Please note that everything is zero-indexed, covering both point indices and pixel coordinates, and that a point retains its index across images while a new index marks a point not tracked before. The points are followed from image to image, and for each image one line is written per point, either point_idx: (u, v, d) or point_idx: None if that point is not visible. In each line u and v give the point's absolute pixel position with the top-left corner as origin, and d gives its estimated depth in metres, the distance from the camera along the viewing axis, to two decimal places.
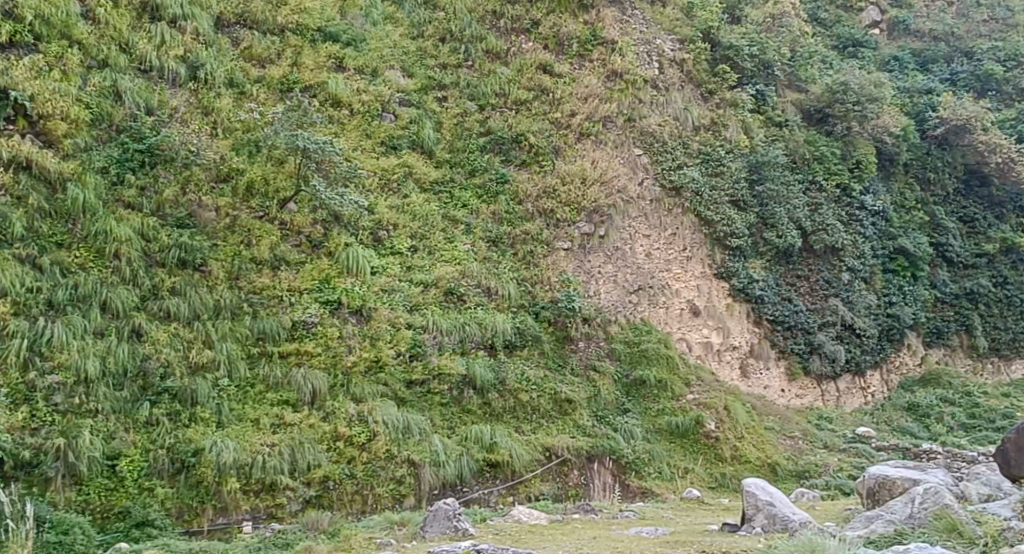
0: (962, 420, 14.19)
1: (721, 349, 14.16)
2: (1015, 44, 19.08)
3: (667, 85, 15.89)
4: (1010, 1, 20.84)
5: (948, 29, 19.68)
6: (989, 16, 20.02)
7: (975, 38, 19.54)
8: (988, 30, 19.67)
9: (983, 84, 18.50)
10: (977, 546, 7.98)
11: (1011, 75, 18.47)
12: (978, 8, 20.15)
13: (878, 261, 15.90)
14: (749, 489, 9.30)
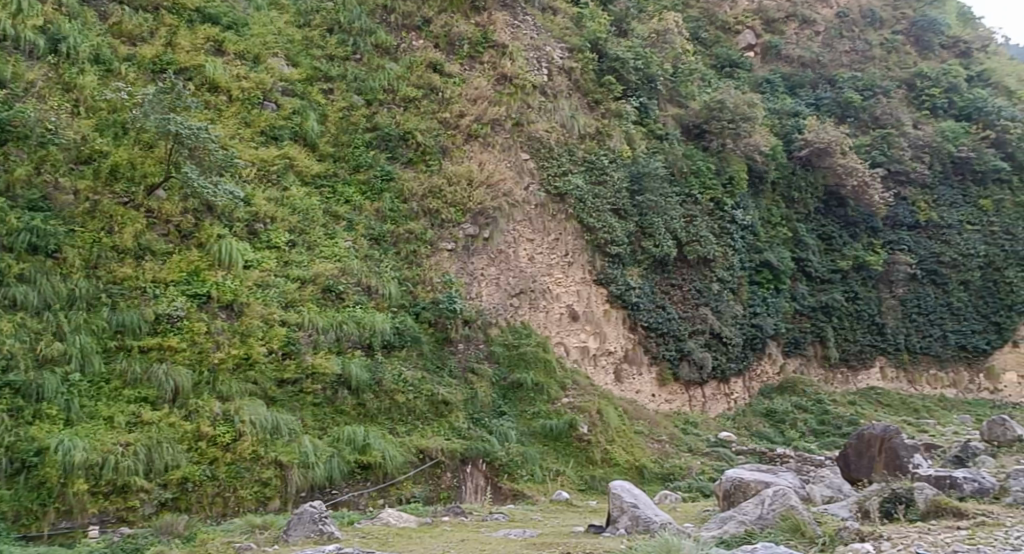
0: (813, 426, 15.12)
1: (596, 354, 14.51)
2: (871, 76, 20.51)
3: (555, 92, 16.10)
4: (871, 34, 22.41)
5: (815, 56, 20.86)
6: (851, 48, 21.52)
7: (838, 67, 20.93)
8: (850, 60, 21.29)
9: (843, 111, 19.71)
10: (816, 545, 8.51)
11: (869, 104, 19.81)
12: (841, 40, 21.61)
13: (745, 273, 16.69)
14: (614, 491, 9.56)
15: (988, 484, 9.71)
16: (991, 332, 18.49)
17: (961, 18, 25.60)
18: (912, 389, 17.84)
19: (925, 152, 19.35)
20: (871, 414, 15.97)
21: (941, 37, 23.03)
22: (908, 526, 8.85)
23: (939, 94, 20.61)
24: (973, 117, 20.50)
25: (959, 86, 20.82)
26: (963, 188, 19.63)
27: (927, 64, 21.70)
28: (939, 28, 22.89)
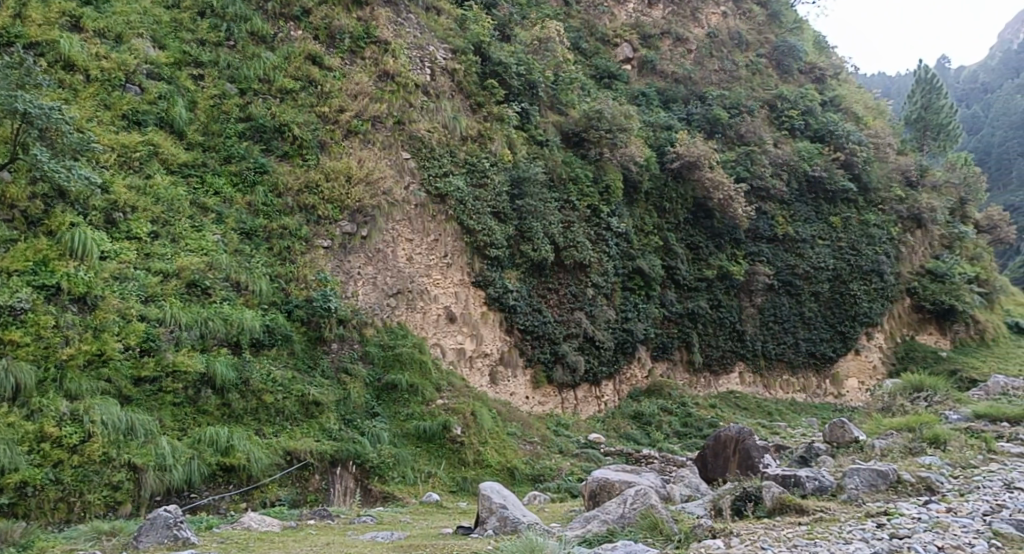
0: (677, 428, 15.76)
1: (472, 356, 14.65)
2: (738, 95, 21.61)
3: (438, 92, 16.09)
4: (739, 55, 23.71)
5: (688, 73, 21.77)
6: (719, 68, 22.69)
7: (708, 85, 21.97)
8: (718, 79, 22.37)
9: (711, 126, 20.64)
10: (672, 542, 8.89)
11: (735, 121, 20.85)
12: (710, 59, 22.74)
13: (619, 279, 17.23)
14: (485, 492, 9.61)
15: (827, 482, 10.38)
16: (837, 340, 19.95)
17: (815, 46, 27.48)
18: (767, 393, 18.84)
19: (784, 170, 20.43)
20: (730, 416, 16.82)
21: (799, 62, 24.61)
22: (755, 523, 9.38)
23: (797, 116, 21.90)
24: (825, 140, 21.91)
25: (814, 109, 22.28)
26: (816, 205, 21.01)
27: (786, 87, 23.12)
28: (797, 54, 24.46)
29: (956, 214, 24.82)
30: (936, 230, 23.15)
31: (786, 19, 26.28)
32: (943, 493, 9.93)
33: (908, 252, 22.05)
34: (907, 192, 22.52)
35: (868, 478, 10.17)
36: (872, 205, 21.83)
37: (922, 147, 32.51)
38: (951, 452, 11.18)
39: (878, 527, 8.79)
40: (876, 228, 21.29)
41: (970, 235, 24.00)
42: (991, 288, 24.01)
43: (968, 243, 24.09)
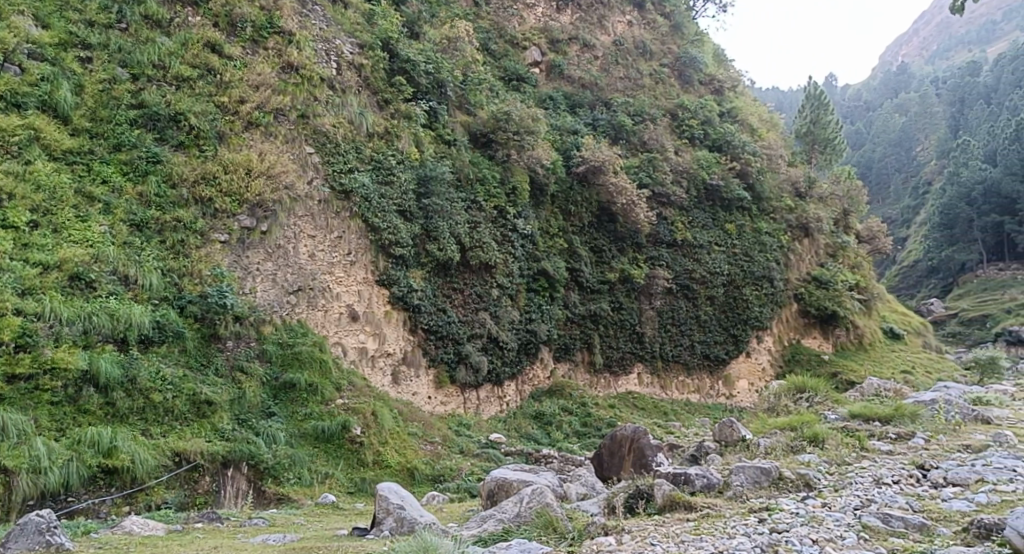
0: (576, 428, 16.00)
1: (374, 355, 14.50)
2: (641, 103, 22.17)
3: (344, 87, 15.86)
4: (645, 64, 24.32)
5: (594, 79, 22.19)
6: (624, 75, 23.20)
7: (613, 92, 22.43)
8: (623, 86, 22.88)
9: (616, 132, 21.09)
10: (565, 539, 9.07)
11: (638, 128, 21.38)
12: (616, 67, 23.24)
13: (524, 280, 17.38)
14: (382, 493, 9.52)
15: (715, 479, 10.78)
16: (729, 343, 20.58)
17: (715, 59, 28.49)
18: (664, 394, 19.28)
19: (684, 177, 21.07)
20: (627, 416, 17.17)
21: (699, 74, 25.44)
22: (646, 520, 9.67)
23: (696, 125, 22.62)
24: (722, 149, 22.67)
25: (713, 120, 23.10)
26: (712, 212, 21.62)
27: (688, 97, 23.86)
28: (697, 66, 25.30)
29: (840, 225, 26.25)
30: (821, 240, 24.41)
31: (688, 31, 27.15)
32: (820, 489, 10.44)
33: (796, 260, 23.15)
34: (796, 203, 23.70)
35: (752, 475, 10.60)
36: (764, 213, 22.78)
37: (810, 159, 34.45)
38: (828, 450, 11.79)
39: (760, 522, 9.16)
40: (767, 236, 22.27)
41: (852, 245, 25.45)
42: (870, 295, 25.49)
43: (850, 253, 25.52)
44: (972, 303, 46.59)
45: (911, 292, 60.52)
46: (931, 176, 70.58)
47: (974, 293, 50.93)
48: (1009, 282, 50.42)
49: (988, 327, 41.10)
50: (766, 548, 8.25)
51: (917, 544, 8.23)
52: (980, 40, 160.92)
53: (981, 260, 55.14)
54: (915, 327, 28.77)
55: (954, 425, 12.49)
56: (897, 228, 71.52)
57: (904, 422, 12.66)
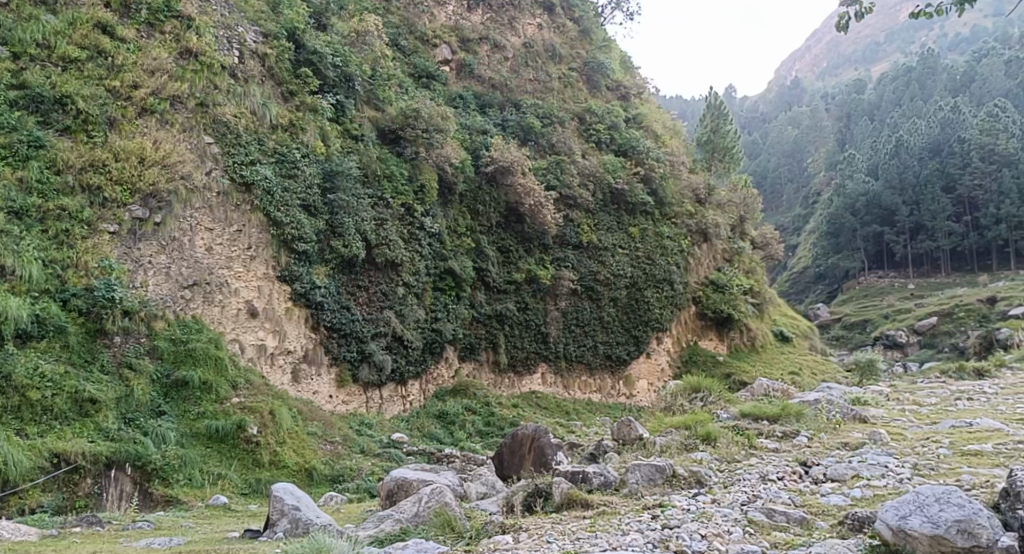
0: (479, 427, 15.88)
1: (274, 353, 14.16)
2: (550, 105, 22.43)
3: (246, 76, 15.42)
4: (554, 67, 24.62)
5: (504, 80, 22.25)
6: (534, 77, 23.37)
7: (523, 93, 22.56)
8: (533, 88, 23.04)
9: (525, 133, 21.27)
10: (463, 538, 9.08)
11: (547, 130, 21.62)
12: (526, 68, 23.38)
13: (430, 279, 17.29)
14: (278, 494, 9.25)
15: (613, 477, 10.99)
16: (631, 344, 20.97)
17: (622, 66, 29.11)
18: (567, 393, 19.52)
19: (591, 181, 21.43)
20: (530, 415, 17.16)
21: (606, 79, 25.91)
22: (543, 518, 9.78)
23: (603, 130, 23.07)
24: (628, 154, 23.20)
25: (619, 125, 23.62)
26: (617, 216, 22.01)
27: (595, 102, 24.29)
28: (605, 71, 25.76)
29: (736, 231, 27.29)
30: (719, 245, 25.29)
31: (596, 37, 27.65)
32: (710, 486, 10.77)
33: (695, 264, 23.91)
34: (697, 209, 24.47)
35: (647, 473, 10.87)
36: (666, 218, 23.37)
37: (711, 167, 35.61)
38: (720, 448, 12.19)
39: (653, 518, 9.40)
40: (670, 240, 22.86)
41: (747, 250, 26.49)
42: (762, 299, 26.56)
43: (745, 258, 26.58)
44: (856, 309, 49.20)
45: (800, 296, 63.41)
46: (821, 186, 74.38)
47: (856, 298, 53.77)
48: (888, 289, 53.50)
49: (867, 331, 43.48)
50: (658, 544, 8.47)
51: (797, 538, 8.59)
52: (869, 59, 170.34)
53: (863, 268, 58.32)
54: (802, 330, 30.16)
55: (835, 424, 13.12)
56: (789, 235, 74.97)
57: (790, 422, 13.22)
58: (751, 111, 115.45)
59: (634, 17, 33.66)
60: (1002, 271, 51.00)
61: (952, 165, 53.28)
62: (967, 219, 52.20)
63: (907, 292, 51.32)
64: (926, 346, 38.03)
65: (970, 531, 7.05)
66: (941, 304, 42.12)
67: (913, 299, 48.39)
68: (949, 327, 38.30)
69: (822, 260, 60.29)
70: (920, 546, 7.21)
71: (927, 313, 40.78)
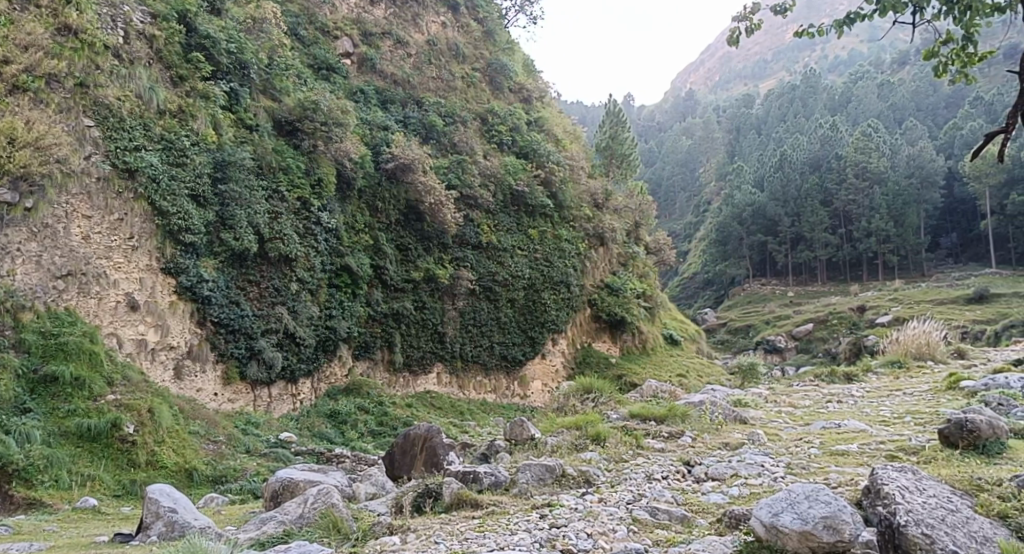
0: (372, 427, 15.37)
1: (155, 348, 13.54)
2: (453, 105, 22.39)
3: (132, 58, 14.68)
4: (458, 66, 24.60)
5: (406, 76, 22.05)
6: (438, 74, 23.28)
7: (425, 91, 22.44)
8: (435, 87, 22.92)
9: (427, 132, 21.16)
10: (349, 540, 8.98)
11: (449, 129, 21.55)
12: (430, 66, 23.25)
13: (325, 275, 16.92)
14: (152, 496, 8.80)
15: (504, 477, 11.04)
16: (527, 344, 21.10)
17: (524, 70, 29.41)
18: (462, 393, 19.46)
19: (492, 182, 21.51)
20: (424, 415, 16.84)
21: (509, 81, 26.10)
22: (432, 518, 9.77)
23: (505, 131, 23.24)
24: (529, 157, 23.44)
25: (520, 128, 23.84)
26: (517, 217, 22.17)
27: (497, 103, 24.44)
28: (508, 73, 25.95)
29: (631, 236, 28.03)
30: (615, 249, 25.88)
31: (499, 39, 27.80)
32: (598, 485, 10.95)
33: (591, 267, 24.34)
34: (594, 213, 24.98)
35: (536, 473, 10.95)
36: (565, 221, 23.72)
37: (608, 172, 36.15)
38: (608, 448, 12.44)
39: (541, 518, 9.50)
40: (567, 243, 23.15)
41: (641, 255, 27.26)
42: (654, 303, 27.33)
43: (638, 263, 27.31)
44: (740, 314, 51.35)
45: (688, 300, 65.53)
46: (711, 196, 77.42)
47: (741, 304, 56.08)
48: (770, 296, 56.06)
49: (750, 336, 45.53)
50: (544, 543, 8.57)
51: (678, 535, 8.85)
52: (758, 76, 177.79)
53: (748, 275, 60.89)
54: (689, 333, 31.23)
55: (717, 424, 13.66)
56: (680, 242, 77.48)
57: (675, 422, 13.67)
58: (646, 120, 118.70)
59: (537, 21, 34.06)
60: (874, 282, 54.40)
61: (832, 179, 56.52)
62: (843, 231, 55.53)
63: (786, 298, 53.99)
64: (801, 351, 40.13)
65: (834, 526, 7.46)
66: (816, 311, 44.58)
67: (790, 306, 50.99)
68: (823, 333, 40.48)
69: (710, 266, 62.00)
70: (790, 542, 7.55)
71: (803, 320, 43.03)
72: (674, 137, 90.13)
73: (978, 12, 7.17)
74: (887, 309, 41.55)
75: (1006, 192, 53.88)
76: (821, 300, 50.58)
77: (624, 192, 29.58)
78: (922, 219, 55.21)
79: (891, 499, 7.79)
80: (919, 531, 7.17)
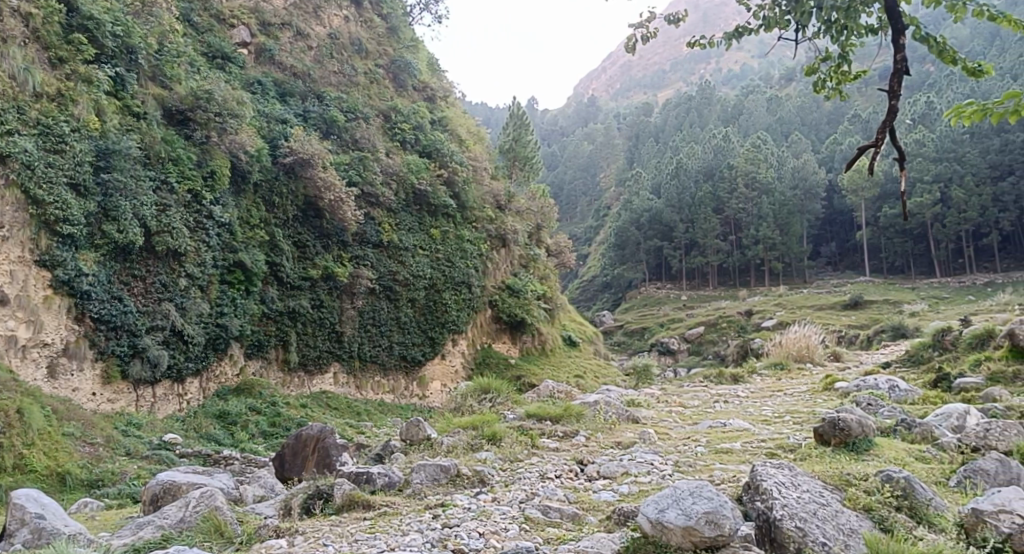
0: (263, 428, 14.88)
1: (25, 345, 12.79)
2: (355, 100, 22.11)
3: (5, 36, 13.70)
4: (360, 61, 24.28)
5: (306, 69, 21.61)
6: (339, 69, 22.93)
7: (326, 85, 22.06)
8: (336, 81, 22.55)
9: (327, 127, 20.80)
10: (232, 545, 8.70)
11: (351, 125, 21.24)
12: (330, 60, 22.84)
13: (216, 271, 16.35)
14: (17, 501, 8.26)
15: (397, 478, 10.94)
16: (426, 345, 20.96)
17: (429, 68, 29.34)
18: (358, 394, 19.12)
19: (394, 180, 21.29)
20: (319, 416, 16.44)
21: (413, 79, 25.95)
22: (322, 520, 9.56)
23: (408, 130, 23.08)
24: (432, 156, 23.32)
25: (423, 127, 23.74)
26: (419, 217, 22.03)
27: (400, 101, 24.25)
28: (411, 71, 25.83)
29: (533, 238, 28.36)
30: (517, 251, 26.11)
31: (403, 37, 27.61)
32: (492, 485, 10.93)
33: (493, 268, 24.45)
34: (496, 215, 25.14)
35: (430, 473, 10.89)
36: (467, 221, 23.72)
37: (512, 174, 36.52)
38: (504, 447, 12.49)
39: (433, 518, 9.43)
40: (469, 243, 23.13)
41: (542, 257, 27.60)
42: (554, 305, 27.71)
43: (539, 265, 27.66)
44: (637, 317, 52.81)
45: (588, 303, 66.80)
46: (612, 202, 79.30)
47: (637, 307, 57.61)
48: (664, 299, 57.96)
49: (644, 338, 46.79)
50: (435, 543, 8.54)
51: (568, 533, 8.96)
52: (661, 86, 183.07)
53: (643, 279, 62.93)
54: (588, 335, 31.83)
55: (610, 424, 13.94)
56: (581, 245, 78.90)
57: (570, 422, 13.86)
58: (553, 125, 120.54)
59: (441, 20, 34.03)
60: (760, 287, 56.99)
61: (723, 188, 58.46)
62: (733, 238, 57.69)
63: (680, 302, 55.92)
64: (693, 352, 40.69)
65: (715, 522, 7.67)
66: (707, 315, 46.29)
67: (683, 309, 52.84)
68: (713, 336, 41.89)
69: (610, 269, 63.48)
70: (675, 536, 7.70)
71: (694, 324, 44.61)
72: (579, 142, 91.86)
73: (853, 32, 7.57)
74: (771, 314, 43.58)
75: (878, 205, 58.16)
76: (711, 304, 52.65)
77: (527, 194, 29.92)
78: (804, 228, 58.61)
79: (768, 494, 8.12)
80: (793, 525, 7.60)
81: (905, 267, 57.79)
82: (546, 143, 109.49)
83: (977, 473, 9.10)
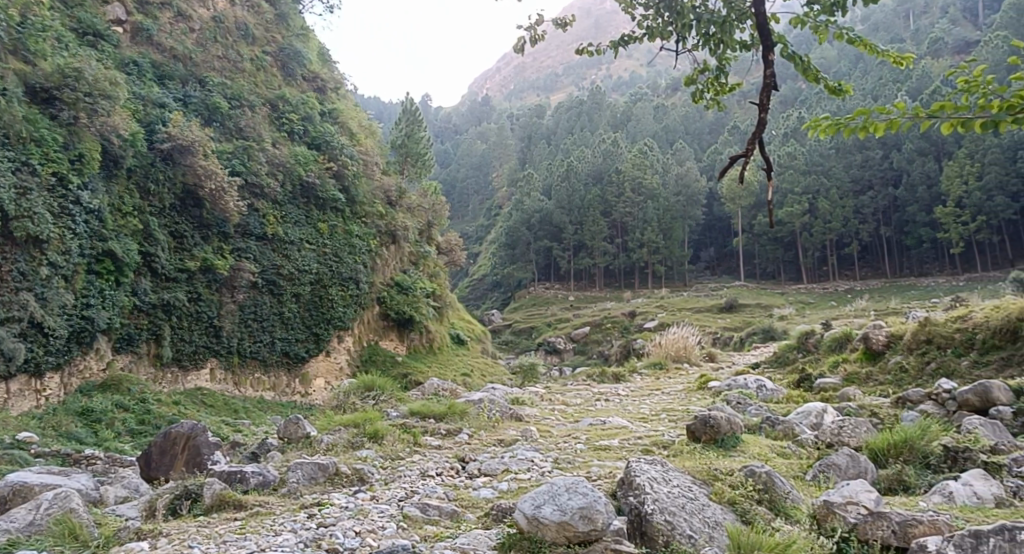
0: (130, 426, 14.13)
1: None
2: (239, 87, 21.48)
3: None
4: (246, 47, 23.52)
5: (187, 52, 20.73)
6: (222, 55, 22.14)
7: (208, 70, 21.25)
8: (219, 66, 21.78)
9: (209, 113, 20.05)
10: (87, 549, 8.18)
11: (235, 113, 20.65)
12: (213, 44, 21.99)
13: (82, 261, 15.40)
14: None
15: (271, 477, 10.58)
16: (310, 341, 20.48)
17: (319, 58, 28.76)
18: (237, 391, 18.41)
19: (280, 171, 20.86)
20: (192, 413, 15.73)
21: (302, 69, 25.48)
22: (189, 521, 9.14)
23: (296, 120, 22.54)
24: (320, 148, 22.89)
25: (312, 118, 23.23)
26: (306, 210, 21.56)
27: (287, 90, 23.67)
28: (300, 60, 25.35)
29: (423, 235, 28.28)
30: (406, 248, 25.92)
31: (293, 24, 26.95)
32: (371, 483, 10.73)
33: (382, 265, 24.14)
34: (386, 211, 24.92)
35: (308, 471, 10.60)
36: (356, 216, 23.32)
37: (404, 169, 35.91)
38: (385, 445, 12.34)
39: (308, 517, 9.19)
40: (358, 239, 22.75)
41: (433, 255, 27.51)
42: (443, 303, 27.69)
43: (429, 263, 27.57)
44: (526, 317, 53.26)
45: (478, 302, 66.81)
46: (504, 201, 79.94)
47: (526, 307, 58.03)
48: (552, 299, 58.73)
49: (532, 338, 47.26)
50: (309, 543, 8.34)
51: (445, 530, 8.90)
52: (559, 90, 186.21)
53: (534, 280, 63.58)
54: (476, 334, 31.96)
55: (494, 422, 14.02)
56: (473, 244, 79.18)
57: (453, 420, 13.82)
58: (451, 123, 120.35)
59: (332, 11, 33.43)
60: (646, 290, 58.83)
61: (610, 192, 59.66)
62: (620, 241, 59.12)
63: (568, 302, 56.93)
64: (579, 352, 41.44)
65: (589, 516, 7.78)
66: (592, 316, 47.20)
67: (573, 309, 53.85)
68: (597, 337, 42.71)
69: (500, 269, 63.72)
70: (549, 532, 7.78)
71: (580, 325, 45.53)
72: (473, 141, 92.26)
73: (728, 47, 7.76)
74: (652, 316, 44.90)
75: (753, 213, 61.20)
76: (597, 305, 53.91)
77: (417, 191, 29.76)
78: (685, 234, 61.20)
79: (641, 490, 8.33)
80: (662, 519, 7.80)
81: (777, 274, 61.10)
82: (445, 142, 109.44)
83: (830, 467, 9.55)
